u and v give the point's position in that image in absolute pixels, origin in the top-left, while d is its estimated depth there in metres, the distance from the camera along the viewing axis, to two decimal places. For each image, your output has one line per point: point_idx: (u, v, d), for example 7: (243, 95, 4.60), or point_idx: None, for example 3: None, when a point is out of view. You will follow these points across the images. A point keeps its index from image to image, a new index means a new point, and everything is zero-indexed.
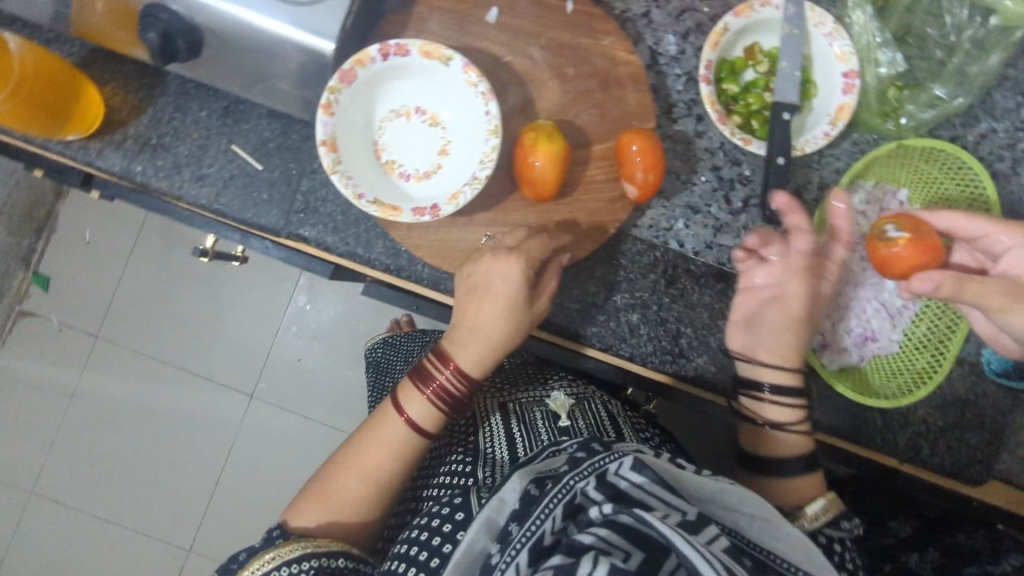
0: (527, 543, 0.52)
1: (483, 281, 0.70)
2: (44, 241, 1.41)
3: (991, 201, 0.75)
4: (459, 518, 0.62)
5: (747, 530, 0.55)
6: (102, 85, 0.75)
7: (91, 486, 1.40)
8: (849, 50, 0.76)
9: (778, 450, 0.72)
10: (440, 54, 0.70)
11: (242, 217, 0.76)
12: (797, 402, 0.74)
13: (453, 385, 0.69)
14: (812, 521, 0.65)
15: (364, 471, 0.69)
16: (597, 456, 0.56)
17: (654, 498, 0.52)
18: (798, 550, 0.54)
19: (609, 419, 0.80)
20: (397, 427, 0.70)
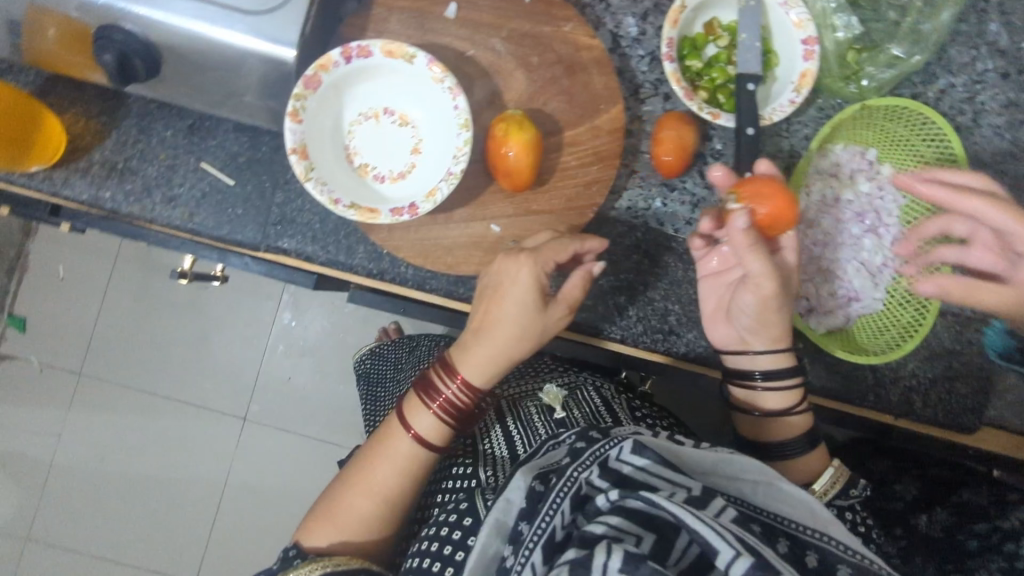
0: (539, 541, 0.51)
1: (497, 281, 0.68)
2: (16, 281, 1.38)
3: (957, 151, 0.77)
4: (468, 524, 0.62)
5: (751, 497, 0.56)
6: (61, 113, 0.74)
7: (87, 526, 1.38)
8: (806, 17, 0.77)
9: (781, 436, 0.72)
10: (403, 52, 0.70)
11: (218, 235, 0.75)
12: (791, 382, 0.71)
13: (461, 398, 0.68)
14: (824, 495, 0.67)
15: (375, 489, 0.68)
16: (597, 443, 0.56)
17: (658, 478, 0.53)
18: (803, 509, 0.54)
19: (603, 404, 0.80)
20: (405, 443, 0.69)
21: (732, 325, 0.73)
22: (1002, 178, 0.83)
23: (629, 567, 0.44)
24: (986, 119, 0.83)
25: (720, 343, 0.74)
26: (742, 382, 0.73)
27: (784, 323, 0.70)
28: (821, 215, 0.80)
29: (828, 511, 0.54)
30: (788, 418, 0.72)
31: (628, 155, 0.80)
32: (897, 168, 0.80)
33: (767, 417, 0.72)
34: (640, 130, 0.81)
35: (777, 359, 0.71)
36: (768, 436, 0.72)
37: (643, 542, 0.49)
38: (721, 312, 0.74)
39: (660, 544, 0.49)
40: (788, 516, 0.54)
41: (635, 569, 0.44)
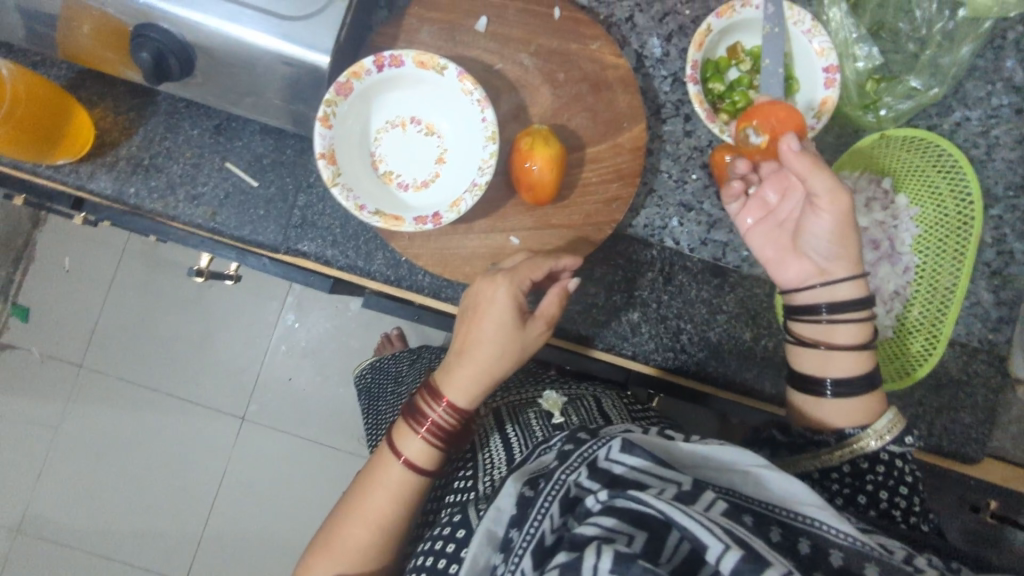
0: (528, 547, 0.50)
1: (475, 304, 0.69)
2: (22, 270, 1.38)
3: (974, 188, 0.76)
4: (461, 536, 0.62)
5: (741, 488, 0.53)
6: (90, 107, 0.75)
7: (81, 520, 1.37)
8: (828, 46, 0.79)
9: (840, 371, 0.67)
10: (435, 64, 0.71)
11: (239, 234, 0.76)
12: (861, 317, 0.67)
13: (448, 420, 0.67)
14: (880, 438, 0.63)
15: (369, 518, 0.67)
16: (585, 446, 0.56)
17: (648, 476, 0.51)
18: (790, 495, 0.51)
19: (599, 410, 0.80)
20: (397, 468, 0.68)
21: (801, 259, 0.70)
22: (1013, 212, 0.84)
23: (619, 567, 0.43)
24: (999, 153, 0.84)
25: (798, 281, 0.70)
26: (809, 312, 0.69)
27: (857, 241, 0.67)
28: None
29: (816, 497, 0.51)
30: (854, 351, 0.67)
31: (647, 173, 0.81)
32: (912, 199, 0.81)
33: (833, 350, 0.67)
34: (659, 149, 0.82)
35: (856, 287, 0.67)
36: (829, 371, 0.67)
37: (635, 542, 0.46)
38: (788, 251, 0.71)
39: (652, 542, 0.47)
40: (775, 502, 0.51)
41: (625, 569, 0.42)
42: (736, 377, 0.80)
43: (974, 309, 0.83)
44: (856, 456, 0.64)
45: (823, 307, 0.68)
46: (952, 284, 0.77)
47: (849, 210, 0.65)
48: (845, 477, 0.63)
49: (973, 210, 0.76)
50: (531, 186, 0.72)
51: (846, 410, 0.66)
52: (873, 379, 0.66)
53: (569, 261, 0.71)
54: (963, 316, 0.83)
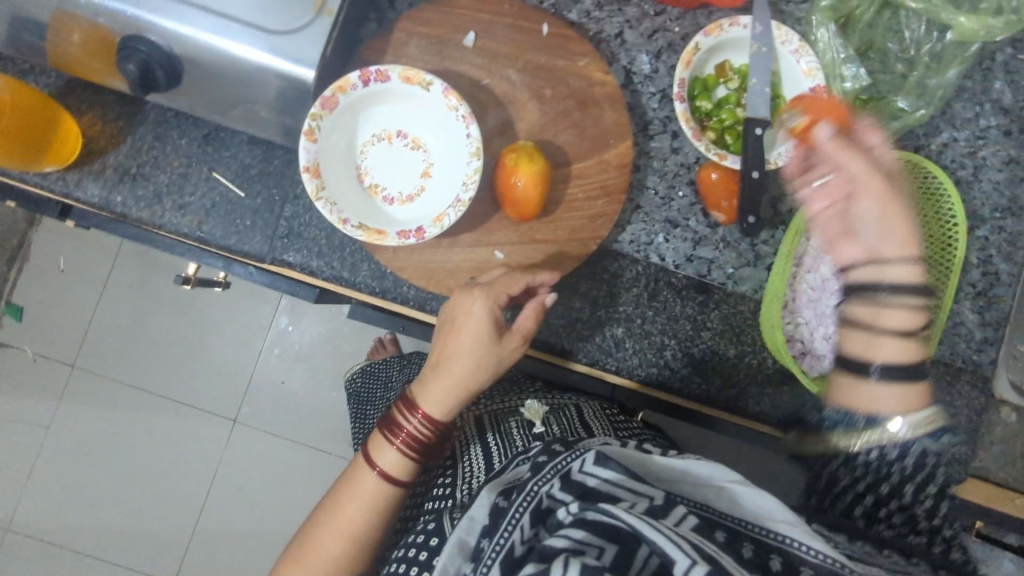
0: (497, 558, 0.50)
1: (451, 318, 0.70)
2: (16, 270, 1.38)
3: (958, 212, 0.77)
4: (433, 544, 0.62)
5: (716, 503, 0.51)
6: (79, 115, 0.75)
7: (68, 520, 1.37)
8: (815, 66, 0.79)
9: (886, 351, 0.71)
10: (421, 79, 0.71)
11: (225, 244, 0.76)
12: (916, 302, 0.72)
13: (423, 432, 0.68)
14: (915, 431, 0.71)
15: (343, 527, 0.67)
16: (559, 456, 0.55)
17: (621, 489, 0.51)
18: (762, 512, 0.49)
19: (580, 420, 0.80)
20: (371, 478, 0.68)
21: (849, 240, 0.74)
22: (999, 233, 0.85)
23: None
24: (986, 174, 0.85)
25: (845, 262, 0.75)
26: (871, 300, 0.74)
27: (915, 229, 0.73)
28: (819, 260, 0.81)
29: (794, 514, 0.48)
30: (898, 337, 0.71)
31: (634, 189, 0.82)
32: None
33: (880, 335, 0.72)
34: (646, 165, 0.82)
35: (910, 271, 0.72)
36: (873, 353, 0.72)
37: (604, 554, 0.46)
38: (837, 237, 0.75)
39: (622, 556, 0.46)
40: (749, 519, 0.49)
41: None
42: (719, 395, 0.80)
43: (958, 329, 0.83)
44: (864, 439, 0.74)
45: (891, 289, 0.73)
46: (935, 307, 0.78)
47: (884, 189, 0.72)
48: (865, 458, 0.75)
49: (956, 237, 0.78)
50: (513, 203, 0.72)
51: (888, 394, 0.71)
52: (918, 367, 0.71)
53: (548, 275, 0.72)
54: (947, 336, 0.83)
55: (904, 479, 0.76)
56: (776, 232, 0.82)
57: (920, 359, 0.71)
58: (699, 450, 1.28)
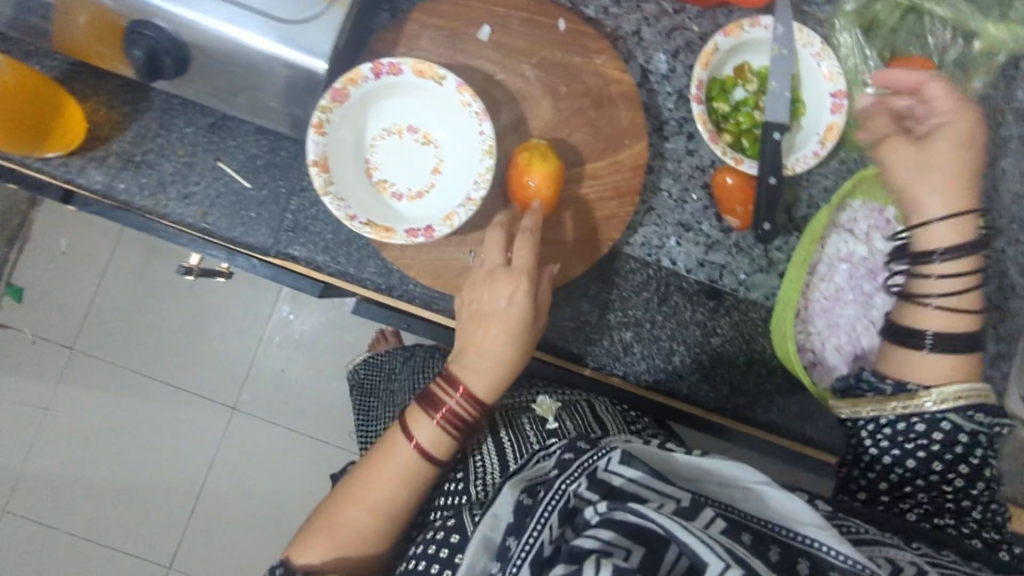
0: (526, 557, 0.49)
1: (486, 305, 0.69)
2: (17, 251, 1.37)
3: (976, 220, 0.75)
4: (455, 541, 0.61)
5: (741, 504, 0.50)
6: (83, 100, 0.74)
7: (65, 503, 1.36)
8: (836, 70, 0.77)
9: (938, 236, 0.71)
10: (434, 73, 0.70)
11: (229, 236, 0.74)
12: (967, 266, 0.69)
13: (464, 411, 0.67)
14: (944, 398, 0.65)
15: (378, 498, 0.67)
16: (585, 456, 0.53)
17: (647, 491, 0.49)
18: (786, 512, 0.49)
19: (594, 417, 0.80)
20: (406, 452, 0.67)
21: (919, 195, 0.72)
22: (1017, 245, 0.83)
23: None
24: (1005, 186, 0.83)
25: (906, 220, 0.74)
26: (919, 266, 0.71)
27: (971, 192, 0.71)
28: (832, 269, 0.79)
29: (815, 515, 0.48)
30: (948, 308, 0.69)
31: (647, 191, 0.80)
32: None
33: (932, 300, 0.70)
34: (660, 167, 0.80)
35: (956, 233, 0.70)
36: (925, 309, 0.70)
37: (632, 556, 0.45)
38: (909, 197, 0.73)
39: (650, 557, 0.45)
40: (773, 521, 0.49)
41: None
42: (728, 403, 0.79)
43: None
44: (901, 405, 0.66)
45: (935, 256, 0.70)
46: None
47: (950, 168, 0.72)
48: (894, 426, 0.67)
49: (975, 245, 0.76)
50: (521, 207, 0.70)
51: (938, 366, 0.68)
52: (971, 335, 0.68)
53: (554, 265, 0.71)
54: None
55: (934, 455, 0.65)
56: (790, 238, 0.81)
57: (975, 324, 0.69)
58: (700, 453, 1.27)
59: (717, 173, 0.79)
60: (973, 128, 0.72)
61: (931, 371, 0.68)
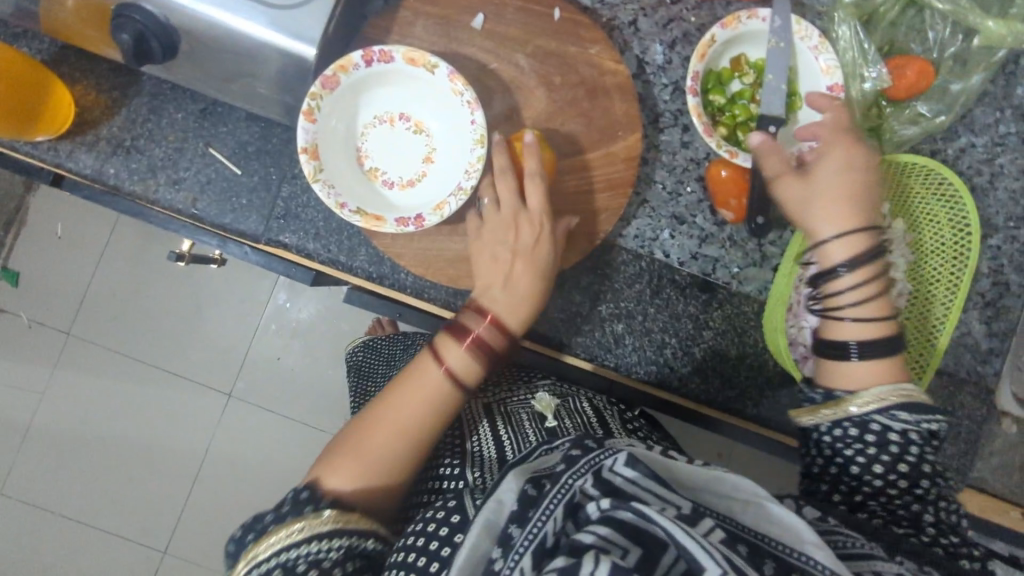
0: (529, 546, 0.50)
1: (509, 243, 0.70)
2: (12, 235, 1.37)
3: (972, 218, 0.76)
4: (455, 521, 0.58)
5: (740, 516, 0.52)
6: (73, 83, 0.73)
7: (60, 487, 1.37)
8: (834, 64, 0.77)
9: (841, 245, 0.68)
10: (425, 61, 0.69)
11: (219, 222, 0.74)
12: (875, 273, 0.67)
13: (493, 337, 0.68)
14: (866, 403, 0.63)
15: (406, 425, 0.65)
16: (592, 452, 0.54)
17: (649, 493, 0.51)
18: (786, 530, 0.50)
19: (594, 415, 0.80)
20: (436, 376, 0.67)
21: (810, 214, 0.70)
22: (1013, 242, 0.82)
23: None
24: (1003, 183, 0.82)
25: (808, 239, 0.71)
26: (826, 283, 0.69)
27: (867, 207, 0.70)
28: None
29: (814, 534, 0.49)
30: (865, 318, 0.66)
31: (641, 183, 0.79)
32: (909, 225, 0.79)
33: (848, 314, 0.67)
34: (655, 159, 0.80)
35: (862, 240, 0.68)
36: (843, 323, 0.67)
37: (629, 555, 0.46)
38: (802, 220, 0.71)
39: (647, 558, 0.46)
40: (771, 536, 0.50)
41: None
42: (718, 395, 0.79)
43: (965, 340, 0.82)
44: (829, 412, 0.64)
45: (840, 269, 0.68)
46: (941, 319, 0.77)
47: (835, 189, 0.70)
48: (829, 437, 0.64)
49: (970, 248, 0.76)
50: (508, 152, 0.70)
51: (861, 372, 0.65)
52: (892, 338, 0.66)
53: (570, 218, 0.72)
54: (953, 346, 0.82)
55: (873, 458, 0.62)
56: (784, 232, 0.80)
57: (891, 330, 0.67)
58: (693, 446, 1.27)
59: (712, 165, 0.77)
60: (851, 154, 0.71)
61: (856, 381, 0.65)
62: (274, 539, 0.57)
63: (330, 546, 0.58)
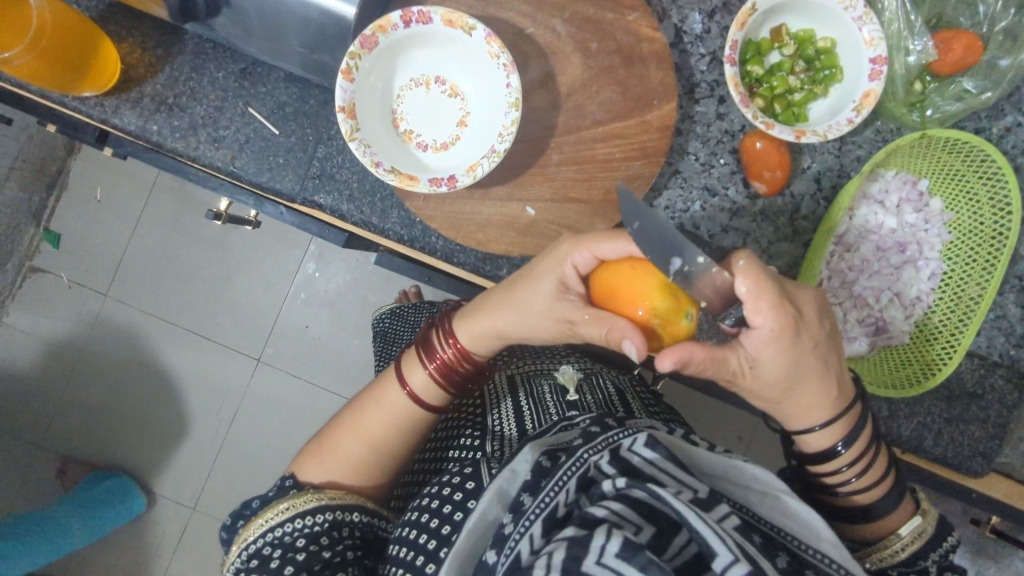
0: (540, 514, 0.53)
1: (500, 299, 0.65)
2: (55, 197, 1.41)
3: (1013, 196, 0.73)
4: (469, 488, 0.62)
5: (757, 507, 0.55)
6: (119, 42, 0.75)
7: (95, 442, 1.42)
8: (878, 35, 0.73)
9: (822, 438, 0.62)
10: (463, 23, 0.69)
11: (257, 180, 0.76)
12: (863, 444, 0.62)
13: (457, 364, 0.70)
14: (902, 547, 0.61)
15: (366, 436, 0.72)
16: (611, 431, 0.58)
17: (665, 474, 0.53)
18: (807, 529, 0.53)
19: (616, 394, 0.81)
20: (400, 395, 0.72)
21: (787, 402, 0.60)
22: None
23: (626, 553, 0.46)
24: None
25: (791, 419, 0.62)
26: (823, 466, 0.63)
27: (828, 384, 0.60)
28: (861, 240, 0.78)
29: (831, 533, 0.53)
30: (871, 480, 0.62)
31: (674, 154, 0.79)
32: (946, 203, 0.78)
33: (852, 486, 0.63)
34: (688, 129, 0.79)
35: (839, 422, 0.61)
36: (845, 498, 0.64)
37: (641, 533, 0.49)
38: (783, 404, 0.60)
39: (658, 537, 0.50)
40: (786, 529, 0.53)
41: (631, 556, 0.46)
42: None
43: (999, 323, 0.80)
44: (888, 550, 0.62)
45: (836, 451, 0.62)
46: (977, 296, 0.75)
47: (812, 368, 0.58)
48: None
49: (1010, 225, 0.74)
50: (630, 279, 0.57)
51: (882, 525, 0.62)
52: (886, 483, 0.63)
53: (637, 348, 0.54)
54: (985, 327, 0.81)
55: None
56: (816, 206, 0.79)
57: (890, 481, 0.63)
58: (715, 430, 1.26)
59: (745, 137, 0.77)
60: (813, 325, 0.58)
61: (884, 531, 0.62)
62: (262, 519, 0.67)
63: (314, 520, 0.67)
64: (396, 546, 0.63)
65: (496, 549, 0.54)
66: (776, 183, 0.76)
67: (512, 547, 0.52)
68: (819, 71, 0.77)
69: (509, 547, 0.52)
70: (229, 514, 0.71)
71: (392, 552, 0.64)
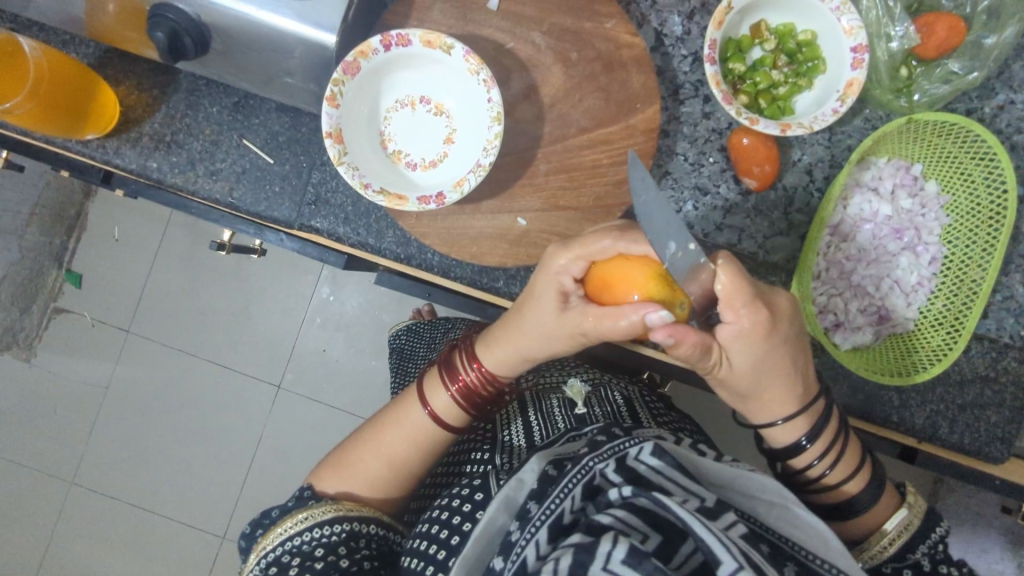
0: (546, 520, 0.53)
1: (515, 318, 0.66)
2: (75, 239, 1.46)
3: (1008, 175, 0.72)
4: (479, 498, 0.63)
5: (763, 516, 0.55)
6: (117, 85, 0.78)
7: (123, 475, 1.45)
8: (857, 24, 0.73)
9: (787, 433, 0.62)
10: (441, 42, 0.71)
11: (255, 210, 0.78)
12: (825, 434, 0.62)
13: (478, 385, 0.70)
14: (891, 542, 0.59)
15: (384, 452, 0.73)
16: (618, 440, 0.57)
17: (671, 483, 0.53)
18: (813, 535, 0.53)
19: (626, 405, 0.81)
20: (421, 416, 0.72)
21: (768, 400, 0.61)
22: None
23: (631, 559, 0.46)
24: None
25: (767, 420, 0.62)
26: (796, 463, 0.63)
27: (798, 379, 0.60)
28: (856, 229, 0.77)
29: (839, 540, 0.52)
30: (848, 474, 0.62)
31: (662, 155, 0.79)
32: (942, 186, 0.78)
33: (828, 479, 0.62)
34: (675, 130, 0.80)
35: (809, 416, 0.61)
36: (828, 496, 0.63)
37: (648, 540, 0.50)
38: (765, 403, 0.61)
39: (664, 546, 0.50)
40: (794, 539, 0.53)
41: (637, 563, 0.46)
42: None
43: (1007, 304, 0.79)
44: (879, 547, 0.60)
45: (802, 446, 0.62)
46: (979, 277, 0.75)
47: (790, 368, 0.59)
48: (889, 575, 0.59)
49: (1006, 202, 0.74)
50: (614, 277, 0.57)
51: (868, 521, 0.61)
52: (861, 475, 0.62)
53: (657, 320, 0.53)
54: (993, 309, 0.79)
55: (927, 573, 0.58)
56: (809, 198, 0.79)
57: (864, 473, 0.63)
58: (736, 433, 1.25)
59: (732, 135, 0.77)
60: (789, 322, 0.59)
61: (869, 526, 0.61)
62: (281, 528, 0.68)
63: (332, 530, 0.68)
64: (409, 558, 0.64)
65: (503, 556, 0.54)
66: (767, 176, 0.76)
67: (518, 553, 0.52)
68: (802, 64, 0.77)
69: (515, 553, 0.53)
70: (249, 524, 0.72)
71: (406, 563, 0.64)
